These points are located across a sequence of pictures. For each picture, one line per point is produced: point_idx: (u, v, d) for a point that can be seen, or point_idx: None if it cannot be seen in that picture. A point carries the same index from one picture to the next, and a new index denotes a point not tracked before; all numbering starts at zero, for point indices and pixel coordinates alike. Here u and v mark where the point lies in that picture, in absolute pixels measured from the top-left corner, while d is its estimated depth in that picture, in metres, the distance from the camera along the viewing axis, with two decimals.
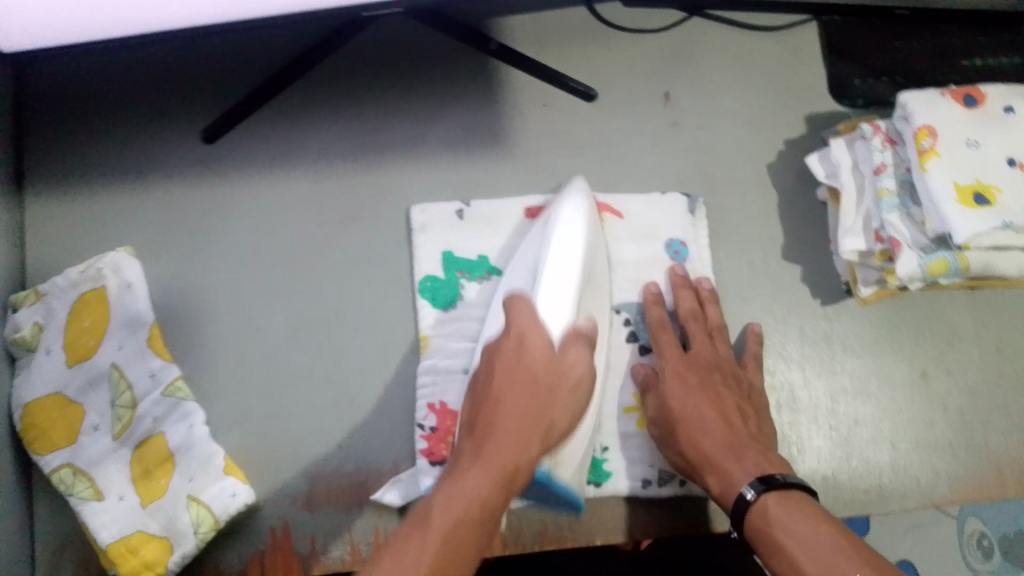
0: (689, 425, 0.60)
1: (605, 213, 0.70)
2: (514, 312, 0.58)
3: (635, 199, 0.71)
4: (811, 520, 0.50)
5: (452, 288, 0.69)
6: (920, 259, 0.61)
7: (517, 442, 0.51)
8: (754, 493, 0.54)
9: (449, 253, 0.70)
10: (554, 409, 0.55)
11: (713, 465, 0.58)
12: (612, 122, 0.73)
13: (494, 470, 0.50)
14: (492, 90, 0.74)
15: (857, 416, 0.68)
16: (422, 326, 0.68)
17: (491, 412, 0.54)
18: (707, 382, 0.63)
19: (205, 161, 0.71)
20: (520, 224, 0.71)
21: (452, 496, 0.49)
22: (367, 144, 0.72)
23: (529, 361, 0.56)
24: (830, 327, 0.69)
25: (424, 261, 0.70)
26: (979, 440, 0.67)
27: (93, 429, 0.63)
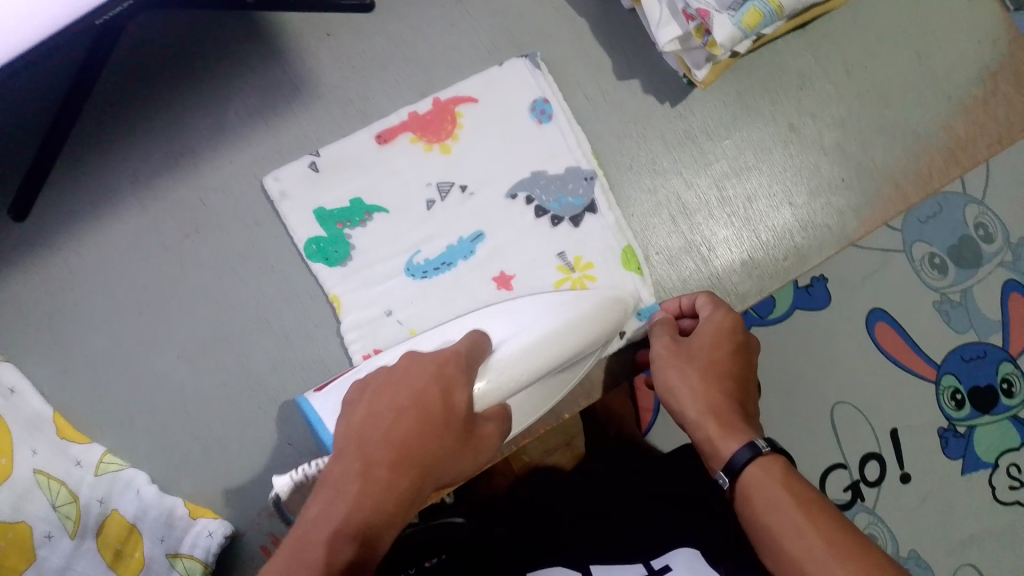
0: (709, 368, 0.59)
1: (457, 106, 0.69)
2: (467, 344, 0.56)
3: (478, 82, 0.69)
4: (804, 489, 0.53)
5: (339, 242, 0.66)
6: (734, 19, 0.59)
7: (394, 485, 0.49)
8: (767, 447, 0.55)
9: (321, 209, 0.67)
10: (438, 453, 0.52)
11: (725, 423, 0.57)
12: (400, 22, 0.70)
13: (398, 454, 0.50)
14: (270, 41, 0.70)
15: (748, 193, 0.69)
16: (329, 288, 0.66)
17: (391, 424, 0.51)
18: (743, 344, 0.61)
19: (25, 240, 0.67)
20: (377, 153, 0.68)
21: (376, 491, 0.49)
22: (176, 150, 0.69)
23: (433, 394, 0.52)
24: (689, 123, 0.70)
25: (298, 227, 0.67)
26: (865, 163, 0.69)
27: (47, 538, 0.59)
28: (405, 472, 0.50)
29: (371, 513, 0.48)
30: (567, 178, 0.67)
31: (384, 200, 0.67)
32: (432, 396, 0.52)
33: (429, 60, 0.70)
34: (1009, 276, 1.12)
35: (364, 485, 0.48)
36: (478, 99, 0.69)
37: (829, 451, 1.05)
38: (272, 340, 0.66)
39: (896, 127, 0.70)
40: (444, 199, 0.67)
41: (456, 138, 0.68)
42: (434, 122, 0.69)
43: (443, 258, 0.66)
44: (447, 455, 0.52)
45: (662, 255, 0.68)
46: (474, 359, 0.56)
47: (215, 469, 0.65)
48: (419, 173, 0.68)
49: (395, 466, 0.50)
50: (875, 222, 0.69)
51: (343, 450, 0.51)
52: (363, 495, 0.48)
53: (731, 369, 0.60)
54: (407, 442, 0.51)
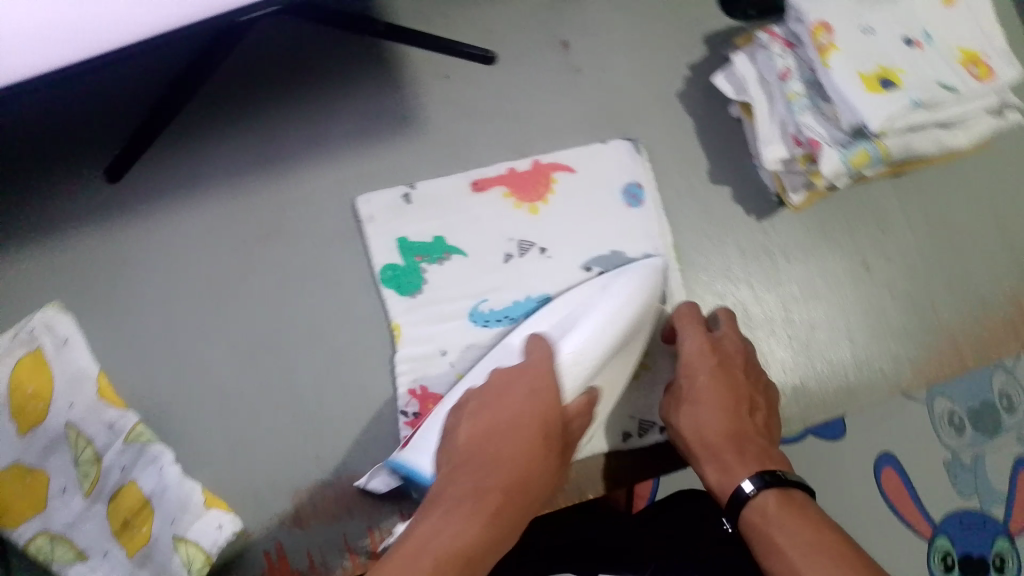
0: (696, 403, 0.60)
1: (554, 172, 0.71)
2: (534, 352, 0.58)
3: (579, 153, 0.71)
4: (806, 524, 0.50)
5: (413, 273, 0.68)
6: (841, 155, 0.60)
7: (512, 484, 0.51)
8: (754, 489, 0.53)
9: (403, 239, 0.69)
10: (540, 467, 0.53)
11: (717, 454, 0.57)
12: (515, 81, 0.73)
13: (511, 475, 0.51)
14: (389, 71, 0.72)
15: (812, 320, 0.70)
16: (392, 315, 0.67)
17: (497, 448, 0.53)
18: (727, 367, 0.62)
19: (113, 203, 0.69)
20: (468, 198, 0.70)
21: (488, 509, 0.48)
22: (276, 152, 0.71)
23: (547, 399, 0.55)
24: (769, 239, 0.71)
25: (378, 252, 0.68)
26: (930, 316, 0.71)
27: (61, 492, 0.64)
28: (516, 474, 0.51)
29: (487, 528, 0.47)
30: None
31: (465, 243, 0.69)
32: (538, 408, 0.55)
33: (535, 122, 0.72)
34: None
35: (478, 500, 0.49)
36: (575, 169, 0.71)
37: None
38: (325, 353, 0.68)
39: (967, 288, 0.72)
40: (521, 256, 0.69)
41: (546, 201, 0.70)
42: (529, 181, 0.70)
43: (508, 311, 0.68)
44: (539, 475, 0.53)
45: None
46: (546, 363, 0.57)
47: (239, 466, 0.66)
48: (503, 227, 0.69)
49: (502, 500, 0.49)
50: (927, 377, 0.69)
51: (452, 469, 0.52)
52: (478, 513, 0.48)
53: (718, 397, 0.60)
54: (524, 456, 0.53)
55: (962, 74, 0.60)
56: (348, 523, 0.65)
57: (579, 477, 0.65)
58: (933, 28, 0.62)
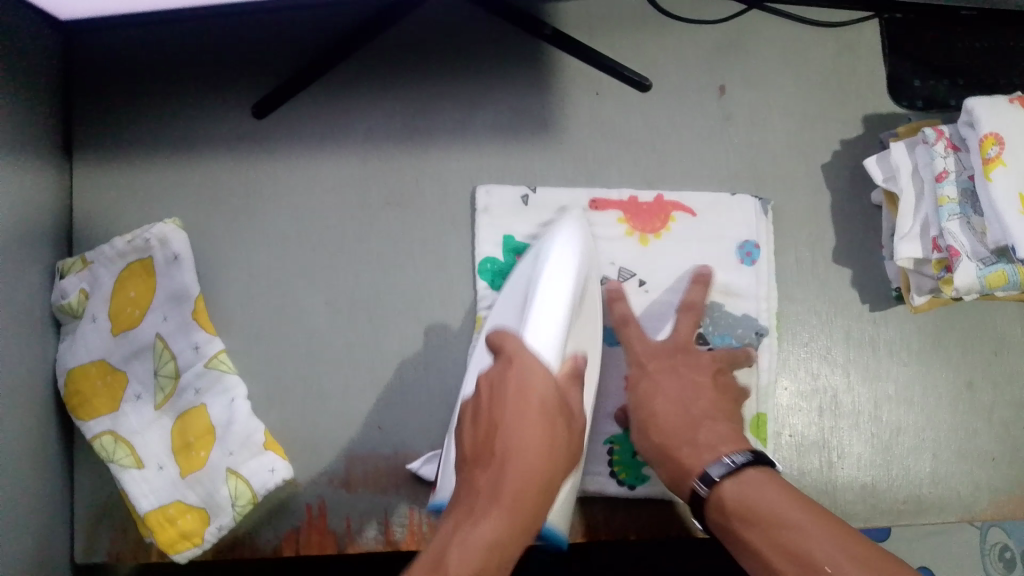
0: (645, 408, 0.59)
1: (675, 211, 0.70)
2: (505, 341, 0.54)
3: (704, 197, 0.70)
4: (767, 506, 0.49)
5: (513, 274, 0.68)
6: (979, 271, 0.58)
7: (531, 467, 0.47)
8: (708, 486, 0.52)
9: (512, 238, 0.69)
10: (558, 443, 0.50)
11: (670, 453, 0.56)
12: (663, 112, 0.72)
13: (521, 456, 0.48)
14: (543, 74, 0.72)
15: (899, 424, 0.68)
16: (480, 309, 0.68)
17: (503, 429, 0.50)
18: (671, 365, 0.61)
19: (252, 136, 0.72)
20: (584, 214, 0.69)
21: (504, 503, 0.46)
22: (414, 125, 0.72)
23: (538, 387, 0.51)
24: (877, 332, 0.69)
25: (484, 244, 0.69)
26: (1022, 454, 0.68)
27: (135, 398, 0.66)
28: (530, 447, 0.48)
29: (505, 526, 0.45)
30: (740, 323, 0.67)
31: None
32: (534, 393, 0.51)
33: (671, 157, 0.71)
34: None
35: (493, 498, 0.46)
36: (697, 213, 0.70)
37: None
38: (412, 330, 0.68)
39: None
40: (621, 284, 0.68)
41: (659, 237, 0.69)
42: (648, 213, 0.69)
43: None
44: (558, 454, 0.49)
45: (794, 438, 0.67)
46: (517, 350, 0.53)
47: (303, 416, 0.67)
48: (611, 251, 0.69)
49: (521, 490, 0.47)
50: (1005, 512, 0.66)
51: (467, 466, 0.50)
52: (497, 508, 0.46)
53: (665, 395, 0.59)
54: (541, 444, 0.49)
55: None
56: (391, 499, 0.65)
57: (624, 515, 0.65)
58: None
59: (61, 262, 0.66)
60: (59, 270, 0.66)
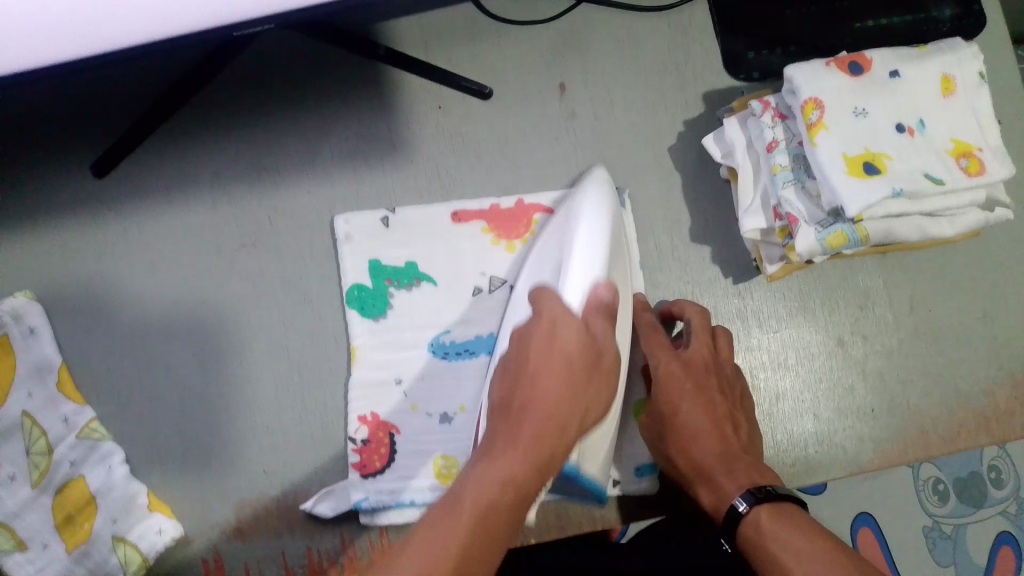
0: (679, 433, 0.59)
1: (537, 213, 0.69)
2: (543, 300, 0.55)
3: (565, 197, 0.70)
4: (804, 534, 0.49)
5: (380, 299, 0.67)
6: (818, 234, 0.59)
7: (550, 420, 0.50)
8: (747, 505, 0.52)
9: (378, 261, 0.68)
10: (589, 395, 0.52)
11: (706, 476, 0.57)
12: (509, 116, 0.72)
13: (537, 414, 0.50)
14: (386, 94, 0.72)
15: (777, 390, 0.69)
16: (353, 338, 0.67)
17: (536, 361, 0.52)
18: (703, 388, 0.60)
19: (99, 196, 0.70)
20: (449, 230, 0.69)
21: (530, 443, 0.48)
22: (263, 163, 0.71)
23: (566, 343, 0.53)
24: (743, 304, 0.70)
25: (350, 270, 0.68)
26: (899, 402, 0.69)
27: (10, 479, 0.63)
28: (554, 345, 0.53)
29: (521, 462, 0.47)
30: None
31: (435, 271, 0.68)
32: (559, 348, 0.53)
33: (525, 160, 0.72)
34: (1004, 526, 1.00)
35: (508, 440, 0.48)
36: (559, 212, 0.69)
37: None
38: (285, 370, 0.68)
39: (940, 377, 0.70)
40: (492, 292, 0.68)
41: (525, 242, 0.69)
42: (509, 219, 0.69)
43: (468, 345, 0.66)
44: (591, 389, 0.52)
45: None
46: (556, 316, 0.54)
47: (186, 472, 0.66)
48: (477, 261, 0.68)
49: (542, 412, 0.50)
50: (890, 460, 0.68)
51: (497, 405, 0.52)
52: (516, 450, 0.47)
53: (700, 423, 0.59)
54: (562, 384, 0.51)
55: (953, 169, 0.59)
56: (287, 541, 0.64)
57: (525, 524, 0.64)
58: (929, 116, 0.61)
59: None
60: None
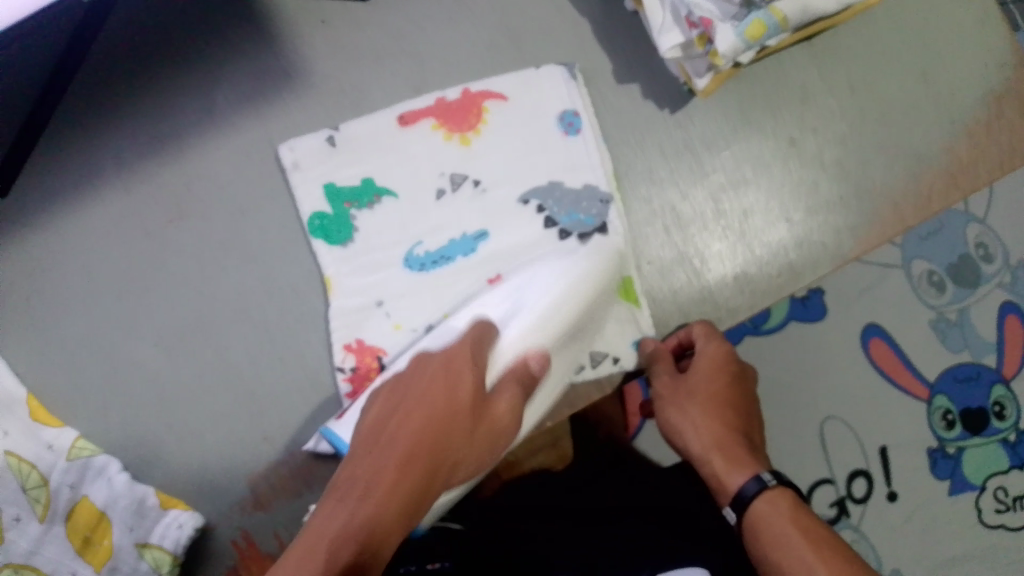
0: (705, 412, 0.67)
1: (485, 100, 0.68)
2: (471, 337, 0.61)
3: (512, 80, 0.68)
4: (804, 528, 0.61)
5: (344, 224, 0.66)
6: (737, 29, 0.58)
7: (405, 468, 0.55)
8: (773, 482, 0.63)
9: (332, 184, 0.67)
10: (454, 449, 0.58)
11: (720, 464, 0.65)
12: (397, 12, 0.69)
13: (405, 456, 0.55)
14: (265, 26, 0.68)
15: (744, 207, 0.68)
16: (325, 269, 0.65)
17: (403, 420, 0.57)
18: (725, 373, 0.67)
19: (3, 213, 0.66)
20: (398, 134, 0.67)
21: (387, 491, 0.53)
22: (165, 132, 0.68)
23: (457, 394, 0.59)
24: (687, 132, 0.68)
25: (305, 201, 0.66)
26: (866, 183, 0.68)
27: (15, 521, 0.61)
28: (445, 403, 0.58)
29: (371, 515, 0.51)
30: (583, 195, 0.66)
31: (394, 184, 0.67)
32: (450, 392, 0.59)
33: (428, 54, 0.69)
34: (1003, 300, 1.13)
35: (368, 491, 0.53)
36: (508, 96, 0.68)
37: (850, 456, 1.06)
38: (253, 331, 0.66)
39: (898, 149, 0.69)
40: (456, 190, 0.67)
41: (479, 133, 0.68)
42: (459, 111, 0.68)
43: (444, 251, 0.66)
44: (465, 449, 0.58)
45: (654, 265, 0.67)
46: (479, 352, 0.61)
47: (185, 462, 0.64)
48: (434, 161, 0.67)
49: (420, 446, 0.56)
50: (872, 242, 0.68)
51: (364, 439, 0.57)
52: (376, 497, 0.52)
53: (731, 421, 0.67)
54: (430, 432, 0.57)
55: None
56: (309, 497, 0.64)
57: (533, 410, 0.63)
58: None
59: None
60: None
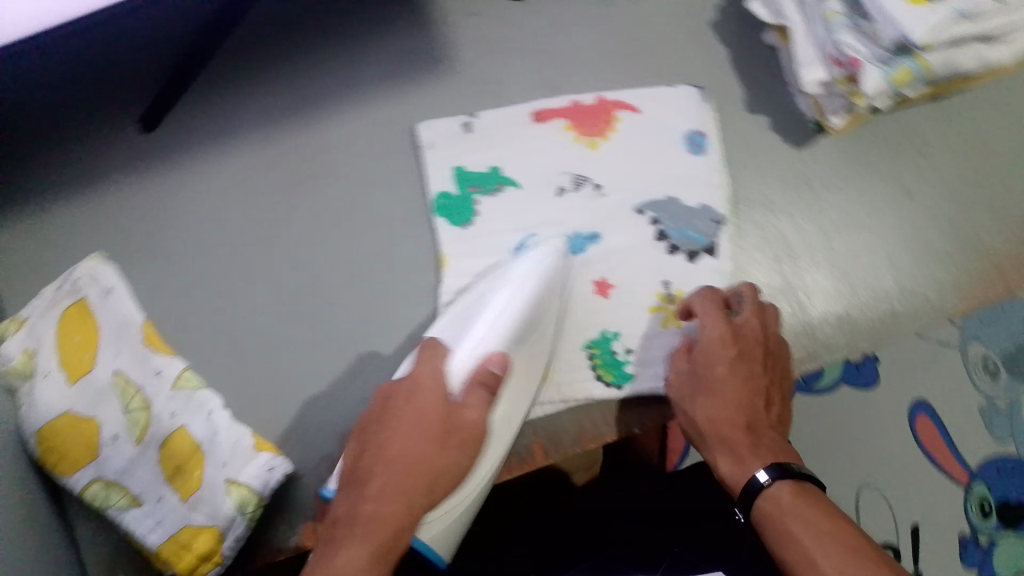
0: (706, 398, 0.58)
1: (617, 110, 0.70)
2: (424, 361, 0.56)
3: (644, 94, 0.71)
4: (827, 517, 0.52)
5: (466, 207, 0.67)
6: (883, 71, 0.59)
7: (398, 492, 0.51)
8: (769, 478, 0.54)
9: (460, 169, 0.68)
10: (449, 457, 0.53)
11: (731, 443, 0.57)
12: (541, 18, 0.73)
13: (388, 483, 0.51)
14: (418, 13, 0.73)
15: (852, 247, 0.69)
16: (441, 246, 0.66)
17: (386, 438, 0.53)
18: (748, 355, 0.59)
19: (152, 150, 0.70)
20: (528, 129, 0.69)
21: (374, 532, 0.49)
22: (310, 97, 0.71)
23: (422, 404, 0.54)
24: (806, 166, 0.71)
25: (433, 182, 0.68)
26: (973, 240, 0.70)
27: (112, 439, 0.63)
28: (416, 416, 0.53)
29: (365, 555, 0.48)
30: (697, 213, 0.68)
31: (516, 175, 0.68)
32: (420, 410, 0.53)
33: (568, 58, 0.72)
34: None
35: (351, 526, 0.50)
36: (639, 109, 0.70)
37: None
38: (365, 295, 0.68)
39: (1006, 212, 0.71)
40: (576, 190, 0.68)
41: (607, 138, 0.69)
42: (590, 116, 0.70)
43: None
44: (446, 455, 0.53)
45: (760, 290, 0.67)
46: (435, 366, 0.56)
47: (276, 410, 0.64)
48: (559, 159, 0.69)
49: (414, 468, 0.52)
50: (973, 301, 0.68)
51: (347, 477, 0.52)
52: (365, 541, 0.49)
53: (738, 391, 0.58)
54: (414, 455, 0.52)
55: None
56: None
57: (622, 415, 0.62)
58: None
59: None
60: None
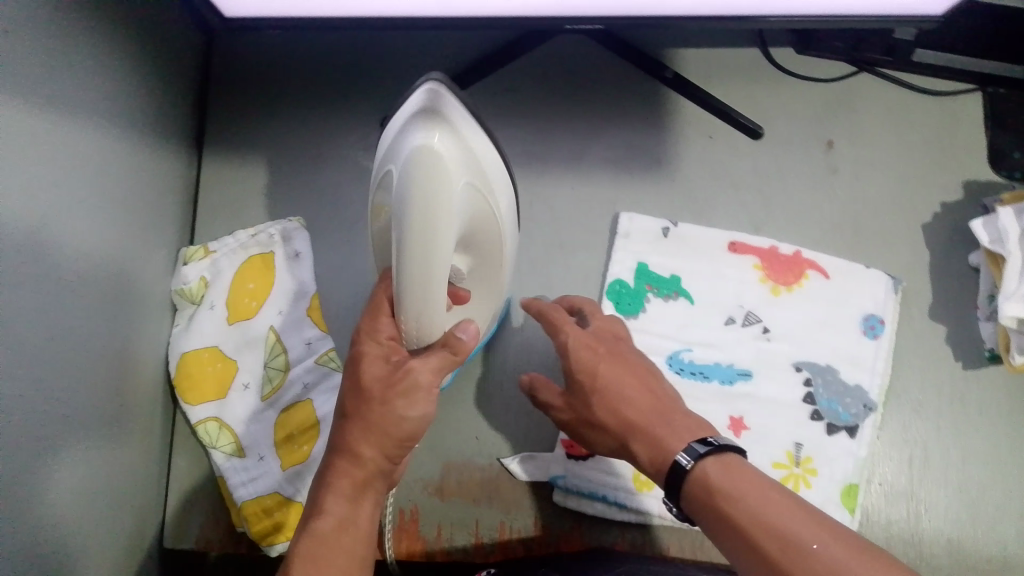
0: (606, 394, 0.56)
1: (810, 268, 0.72)
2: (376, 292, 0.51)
3: (839, 264, 0.72)
4: (760, 487, 0.46)
5: (637, 299, 0.70)
6: None
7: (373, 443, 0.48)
8: (691, 460, 0.49)
9: (644, 265, 0.71)
10: (413, 408, 0.48)
11: (645, 434, 0.52)
12: (772, 158, 0.75)
13: (370, 427, 0.47)
14: (660, 114, 0.76)
15: (988, 483, 0.67)
16: None
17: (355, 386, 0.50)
18: (616, 352, 0.58)
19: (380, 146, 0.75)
20: (723, 255, 0.72)
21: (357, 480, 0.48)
22: (536, 151, 0.75)
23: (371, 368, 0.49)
24: (968, 389, 0.70)
25: (616, 265, 0.71)
26: None
27: (243, 388, 0.66)
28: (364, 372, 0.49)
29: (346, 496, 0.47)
30: (851, 392, 0.68)
31: (695, 291, 0.71)
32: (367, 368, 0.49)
33: (780, 205, 0.74)
34: None
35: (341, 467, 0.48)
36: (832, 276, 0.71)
37: None
38: (518, 347, 0.71)
39: None
40: (744, 325, 0.70)
41: (791, 290, 0.71)
42: (784, 265, 0.72)
43: (705, 369, 0.68)
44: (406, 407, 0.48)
45: (882, 487, 0.67)
46: (377, 321, 0.51)
47: None
48: (738, 292, 0.71)
49: (373, 418, 0.47)
50: None
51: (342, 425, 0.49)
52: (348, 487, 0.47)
53: (625, 378, 0.56)
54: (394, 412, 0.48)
55: None
56: (482, 510, 0.65)
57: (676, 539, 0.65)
58: None
59: (184, 251, 0.69)
60: (183, 257, 0.69)
